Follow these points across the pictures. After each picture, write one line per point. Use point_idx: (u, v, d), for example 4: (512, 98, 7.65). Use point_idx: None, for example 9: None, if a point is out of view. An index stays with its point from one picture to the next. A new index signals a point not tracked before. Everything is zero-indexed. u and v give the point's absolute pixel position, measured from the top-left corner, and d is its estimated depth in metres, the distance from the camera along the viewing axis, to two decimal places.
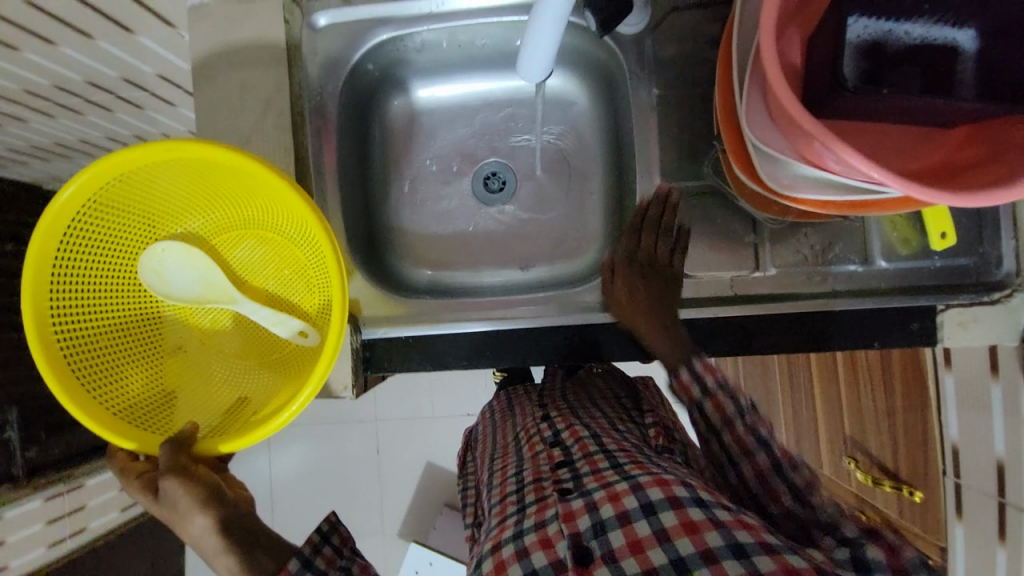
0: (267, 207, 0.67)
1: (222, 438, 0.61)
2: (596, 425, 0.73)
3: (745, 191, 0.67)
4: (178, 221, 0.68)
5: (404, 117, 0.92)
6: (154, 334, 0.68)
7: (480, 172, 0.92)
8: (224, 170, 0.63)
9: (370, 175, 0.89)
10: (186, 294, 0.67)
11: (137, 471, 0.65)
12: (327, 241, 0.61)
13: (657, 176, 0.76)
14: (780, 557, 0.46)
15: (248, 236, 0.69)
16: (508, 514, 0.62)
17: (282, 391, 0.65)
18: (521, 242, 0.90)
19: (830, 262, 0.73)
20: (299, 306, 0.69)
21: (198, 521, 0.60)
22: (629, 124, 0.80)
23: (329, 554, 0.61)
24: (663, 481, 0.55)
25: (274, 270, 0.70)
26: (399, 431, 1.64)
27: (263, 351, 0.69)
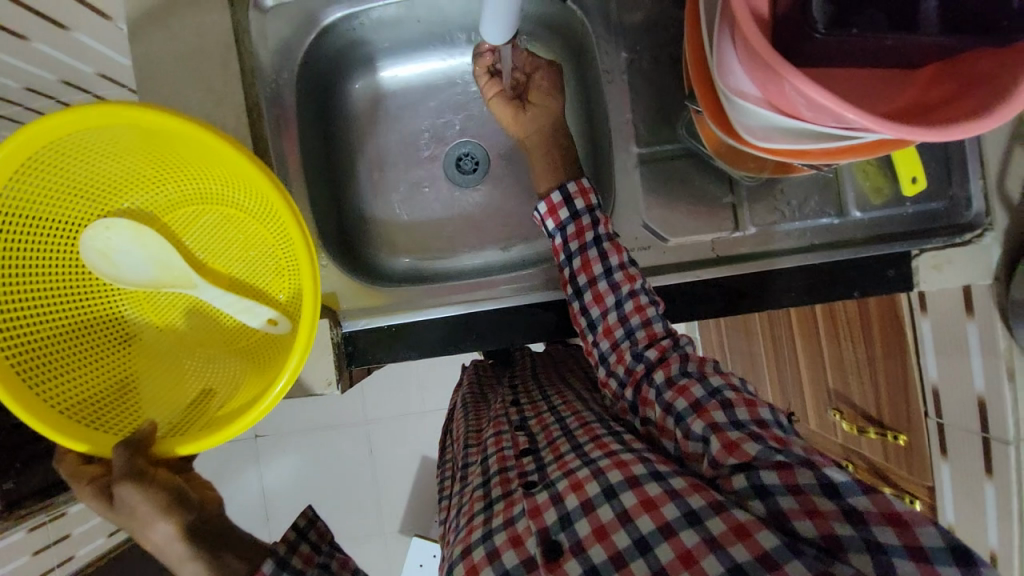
0: (223, 186, 0.65)
1: (182, 440, 0.59)
2: (561, 403, 0.74)
3: (721, 151, 0.67)
4: (123, 200, 0.64)
5: (367, 102, 0.88)
6: (105, 323, 0.65)
7: (452, 153, 0.89)
8: (176, 145, 0.60)
9: (336, 164, 0.85)
10: (139, 277, 0.65)
11: (90, 475, 0.60)
12: (296, 228, 0.59)
13: (632, 143, 0.74)
14: (730, 515, 0.49)
15: (202, 216, 0.67)
16: (474, 513, 0.61)
17: (249, 383, 0.64)
18: (498, 221, 0.88)
19: (808, 217, 0.73)
20: (264, 290, 0.67)
21: (159, 527, 0.56)
22: (599, 92, 0.78)
23: (306, 551, 0.59)
24: (623, 462, 0.56)
25: (235, 251, 0.67)
26: (392, 427, 1.62)
27: (228, 339, 0.67)
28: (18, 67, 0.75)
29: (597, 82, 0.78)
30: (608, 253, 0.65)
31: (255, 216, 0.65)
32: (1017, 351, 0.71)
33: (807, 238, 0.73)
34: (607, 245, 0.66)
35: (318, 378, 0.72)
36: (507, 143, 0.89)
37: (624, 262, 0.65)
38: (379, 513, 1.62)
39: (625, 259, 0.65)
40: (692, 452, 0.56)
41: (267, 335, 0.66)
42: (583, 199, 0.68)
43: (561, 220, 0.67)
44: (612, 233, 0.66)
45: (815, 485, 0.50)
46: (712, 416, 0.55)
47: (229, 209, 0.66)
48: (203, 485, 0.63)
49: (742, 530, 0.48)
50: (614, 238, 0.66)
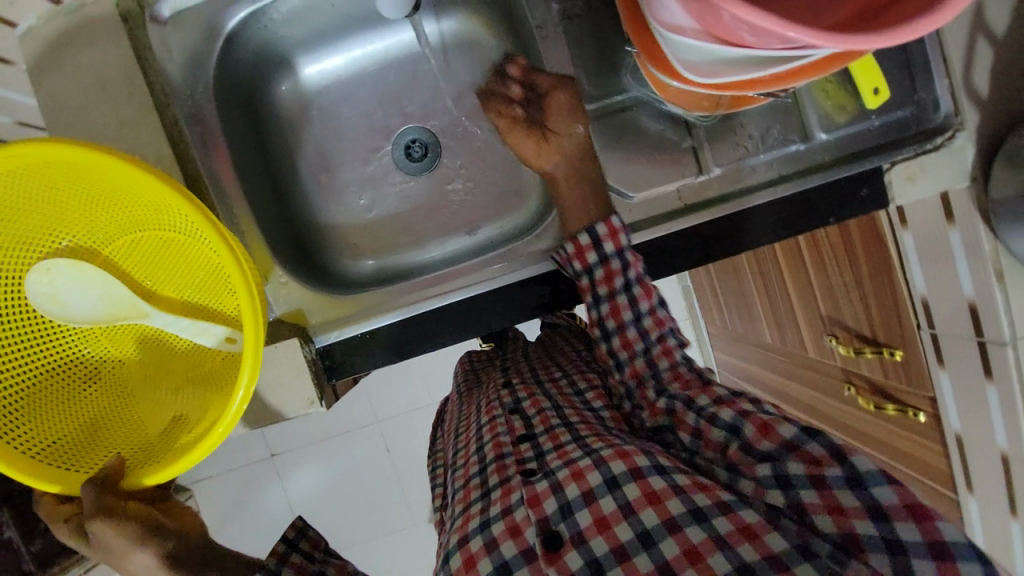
0: (158, 209, 0.60)
1: (149, 470, 0.57)
2: (553, 390, 0.74)
3: (671, 94, 0.62)
4: (56, 239, 0.60)
5: (299, 102, 0.83)
6: (57, 365, 0.61)
7: (399, 142, 0.85)
8: (95, 173, 0.56)
9: (279, 175, 0.81)
10: (88, 314, 0.61)
11: (64, 514, 0.60)
12: (230, 252, 0.56)
13: (580, 100, 0.70)
14: (735, 514, 0.50)
15: (143, 243, 0.63)
16: (471, 501, 0.61)
17: (213, 407, 0.61)
18: (458, 206, 0.84)
19: (774, 147, 0.70)
20: (219, 311, 0.64)
21: (137, 559, 0.56)
22: (537, 51, 0.73)
23: (297, 560, 0.62)
24: (625, 453, 0.56)
25: (185, 273, 0.64)
26: (402, 424, 1.63)
27: (193, 363, 0.65)
28: None
29: (533, 41, 0.73)
30: (637, 297, 0.64)
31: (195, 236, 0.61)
32: (1003, 253, 0.70)
33: (775, 171, 0.70)
34: (638, 289, 0.64)
35: (300, 399, 0.70)
36: (453, 122, 0.85)
37: (654, 307, 0.64)
38: (406, 508, 1.65)
39: (654, 301, 0.64)
40: (716, 440, 0.57)
41: (229, 355, 0.64)
42: (611, 242, 0.64)
43: (587, 262, 0.65)
44: (640, 274, 0.65)
45: (840, 475, 0.51)
46: (740, 406, 0.57)
47: (169, 232, 0.62)
48: (184, 513, 0.63)
49: (750, 531, 0.48)
50: (642, 278, 0.65)
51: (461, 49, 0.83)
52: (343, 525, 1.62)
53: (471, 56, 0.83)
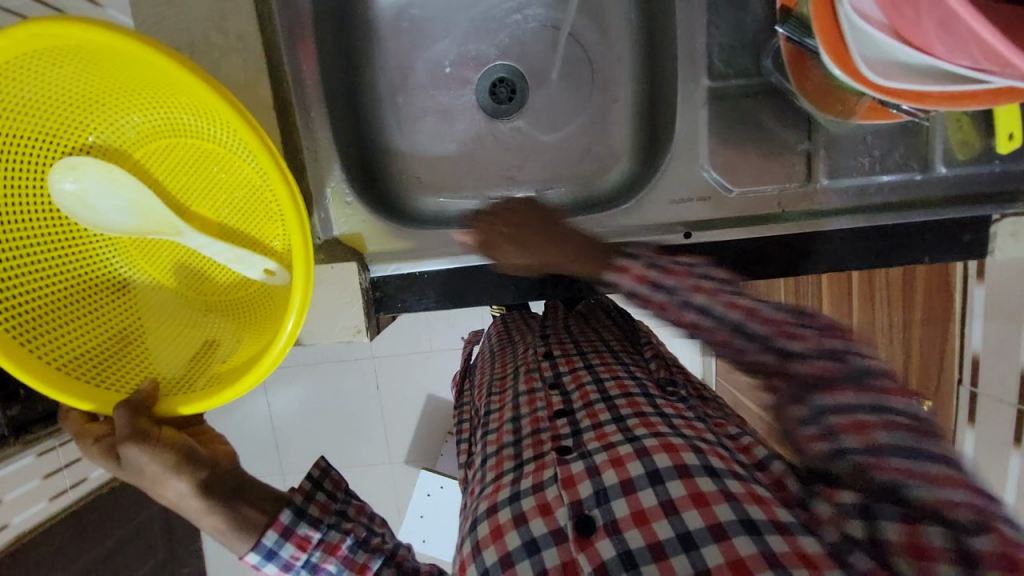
0: (196, 115, 0.55)
1: (184, 398, 0.56)
2: (599, 365, 0.69)
3: (806, 89, 0.60)
4: (89, 134, 0.56)
5: (390, 9, 0.76)
6: (86, 275, 0.58)
7: (487, 77, 0.78)
8: (121, 61, 0.50)
9: (356, 84, 0.74)
10: (118, 224, 0.57)
11: (94, 435, 0.57)
12: (276, 171, 0.53)
13: (704, 74, 0.65)
14: (793, 538, 0.44)
15: (178, 151, 0.58)
16: (503, 471, 0.59)
17: (252, 339, 0.59)
18: (535, 159, 0.79)
19: (887, 170, 0.66)
20: (258, 238, 0.60)
21: (172, 486, 0.54)
22: (667, 9, 0.67)
23: (322, 501, 0.59)
24: (671, 446, 0.52)
25: (224, 192, 0.59)
26: (398, 366, 1.62)
27: (223, 290, 0.62)
28: None
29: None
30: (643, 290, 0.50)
31: (238, 153, 0.57)
32: None
33: (878, 195, 0.67)
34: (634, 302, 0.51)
35: (347, 326, 0.67)
36: (549, 66, 0.78)
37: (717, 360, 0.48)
38: (386, 447, 1.65)
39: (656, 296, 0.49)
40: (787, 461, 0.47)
41: (264, 287, 0.61)
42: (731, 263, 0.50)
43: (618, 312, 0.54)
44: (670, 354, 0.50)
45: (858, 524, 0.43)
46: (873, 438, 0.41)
47: (208, 142, 0.57)
48: (212, 440, 0.60)
49: (807, 560, 0.42)
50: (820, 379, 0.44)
51: None
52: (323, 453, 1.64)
53: None
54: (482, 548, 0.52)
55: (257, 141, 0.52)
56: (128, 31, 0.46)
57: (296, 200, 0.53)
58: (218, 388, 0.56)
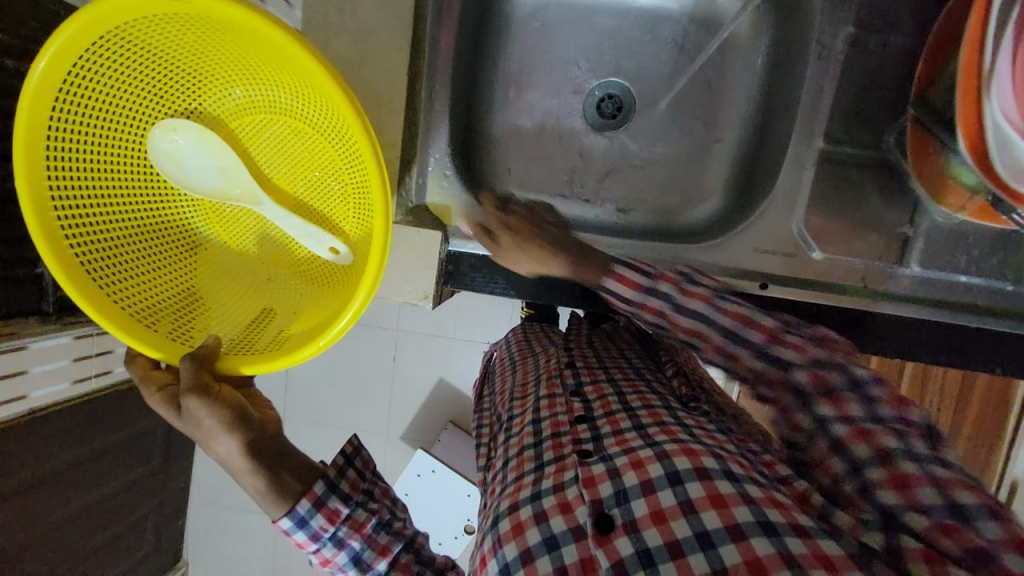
0: (293, 92, 0.59)
1: (251, 361, 0.58)
2: (622, 379, 0.69)
3: (921, 173, 0.61)
4: (193, 101, 0.61)
5: (525, 6, 0.78)
6: (169, 226, 0.63)
7: (597, 91, 0.80)
8: (231, 35, 0.54)
9: (477, 67, 0.77)
10: (204, 184, 0.62)
11: (159, 382, 0.59)
12: (367, 145, 0.53)
13: (819, 138, 0.66)
14: (813, 541, 0.43)
15: (267, 125, 0.62)
16: (525, 471, 0.57)
17: (311, 313, 0.61)
18: (625, 179, 0.80)
19: (981, 274, 0.65)
20: (329, 217, 0.64)
21: (222, 442, 0.56)
22: (796, 68, 0.68)
23: (352, 477, 0.59)
24: (691, 451, 0.51)
25: (304, 170, 0.63)
26: (418, 345, 1.64)
27: (294, 260, 0.65)
28: None
29: (801, 50, 0.67)
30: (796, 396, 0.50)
31: (323, 132, 0.60)
32: None
33: (961, 296, 0.66)
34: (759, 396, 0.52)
35: (414, 292, 0.68)
36: (661, 93, 0.79)
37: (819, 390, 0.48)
38: (387, 420, 1.67)
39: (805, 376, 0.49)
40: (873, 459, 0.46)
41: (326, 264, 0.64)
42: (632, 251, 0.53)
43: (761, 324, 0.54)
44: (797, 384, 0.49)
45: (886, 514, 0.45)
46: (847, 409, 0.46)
47: (298, 121, 0.61)
48: (261, 404, 0.62)
49: (826, 561, 0.41)
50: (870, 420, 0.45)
51: (708, 24, 0.77)
52: (326, 410, 1.66)
53: (712, 33, 0.77)
54: (503, 542, 0.51)
55: (350, 122, 0.54)
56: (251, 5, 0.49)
57: (383, 180, 0.54)
58: (276, 354, 0.58)
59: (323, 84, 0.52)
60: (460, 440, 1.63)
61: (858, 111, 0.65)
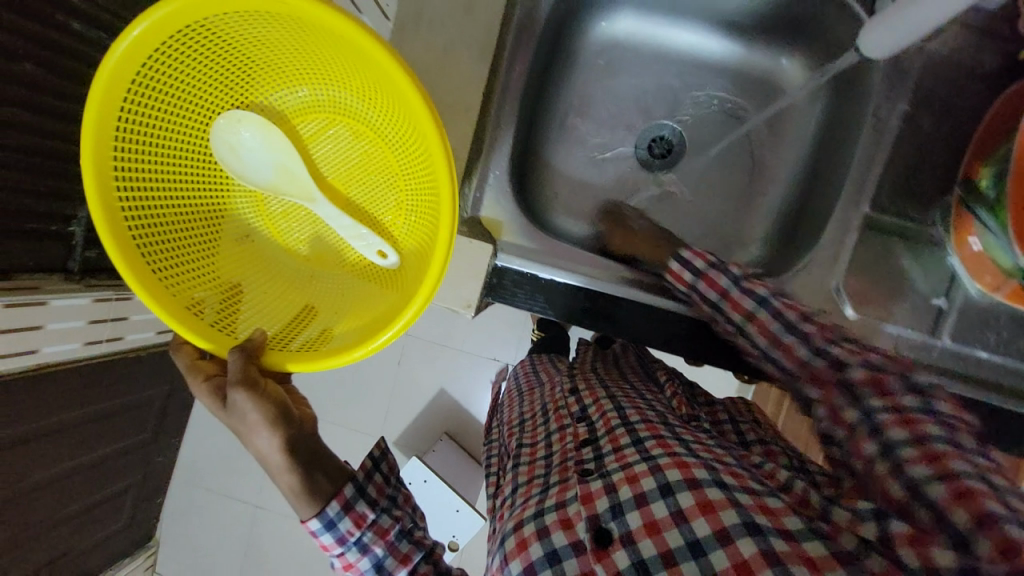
0: (362, 97, 0.62)
1: (293, 357, 0.59)
2: (622, 397, 0.67)
3: (962, 252, 0.63)
4: (257, 96, 0.64)
5: (596, 44, 0.82)
6: (219, 213, 0.65)
7: (649, 132, 0.84)
8: (307, 37, 0.57)
9: (543, 93, 0.81)
10: (260, 176, 0.64)
11: (206, 372, 0.62)
12: (440, 158, 0.54)
13: (865, 204, 0.68)
14: (797, 543, 0.43)
15: (327, 124, 0.65)
16: (532, 494, 0.58)
17: (355, 311, 0.63)
18: (669, 217, 0.83)
19: (1011, 355, 0.67)
20: (379, 220, 0.66)
21: (264, 438, 0.58)
22: (849, 135, 0.71)
23: (379, 482, 0.60)
24: (683, 463, 0.50)
25: (359, 172, 0.66)
26: (424, 352, 1.65)
27: (338, 256, 0.68)
28: None
29: (856, 120, 0.70)
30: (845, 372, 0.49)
31: (383, 137, 0.64)
32: None
33: (986, 373, 0.67)
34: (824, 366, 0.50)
35: (459, 298, 0.70)
36: (713, 142, 0.83)
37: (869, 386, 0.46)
38: (384, 421, 1.66)
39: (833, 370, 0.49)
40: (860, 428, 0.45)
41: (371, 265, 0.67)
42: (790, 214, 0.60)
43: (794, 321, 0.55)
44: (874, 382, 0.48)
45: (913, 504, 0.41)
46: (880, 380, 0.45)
47: (358, 123, 0.64)
48: (301, 402, 0.64)
49: (812, 562, 0.42)
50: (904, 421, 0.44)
51: (767, 84, 0.81)
52: (323, 405, 1.65)
53: (771, 97, 0.81)
54: (509, 559, 0.52)
55: (417, 133, 0.57)
56: (334, 6, 0.50)
57: (452, 196, 0.55)
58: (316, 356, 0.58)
59: (404, 92, 0.53)
60: (455, 452, 1.62)
61: (905, 184, 0.68)
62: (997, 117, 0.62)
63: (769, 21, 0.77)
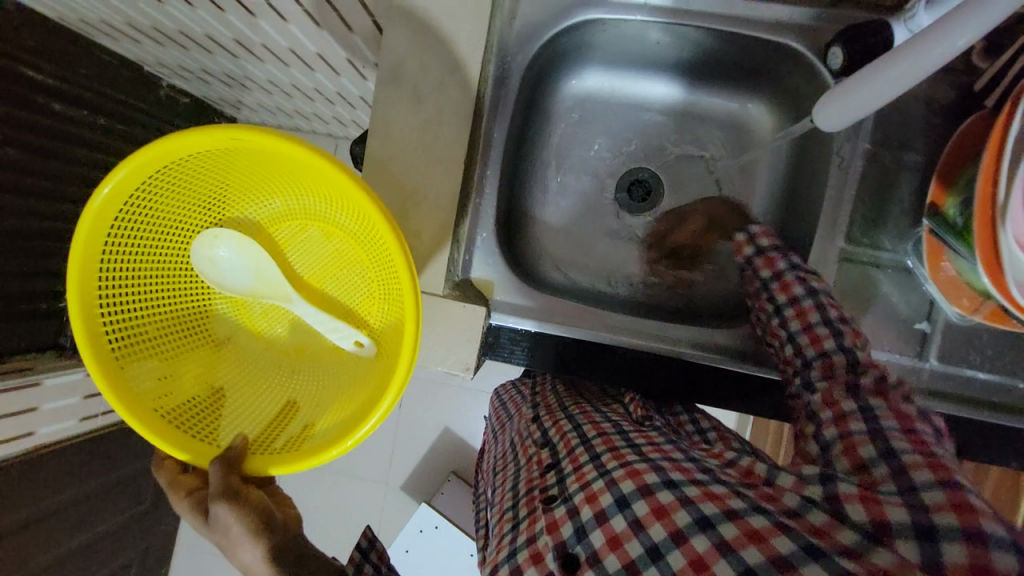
0: (329, 203, 0.63)
1: (275, 459, 0.57)
2: (578, 413, 0.69)
3: (937, 278, 0.66)
4: (232, 212, 0.65)
5: (570, 98, 0.85)
6: (202, 323, 0.66)
7: (627, 177, 0.86)
8: (270, 159, 0.58)
9: (523, 147, 0.83)
10: (238, 285, 0.65)
11: (187, 487, 0.62)
12: (404, 258, 0.55)
13: (840, 236, 0.71)
14: (744, 521, 0.43)
15: (299, 230, 0.66)
16: (504, 532, 0.59)
17: (338, 405, 0.62)
18: (656, 259, 0.85)
19: (997, 371, 0.69)
20: (356, 311, 0.66)
21: (247, 549, 0.58)
22: (819, 168, 0.74)
23: (367, 572, 0.61)
24: (635, 471, 0.51)
25: (335, 269, 0.67)
26: (425, 393, 1.63)
27: (319, 350, 0.67)
28: (295, 35, 0.80)
29: (824, 154, 0.73)
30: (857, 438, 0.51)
31: (353, 235, 0.64)
32: None
33: (976, 390, 0.69)
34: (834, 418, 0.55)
35: (455, 361, 0.71)
36: (689, 181, 0.86)
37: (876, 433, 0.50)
38: (389, 468, 1.63)
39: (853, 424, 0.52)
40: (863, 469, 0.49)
41: (348, 357, 0.66)
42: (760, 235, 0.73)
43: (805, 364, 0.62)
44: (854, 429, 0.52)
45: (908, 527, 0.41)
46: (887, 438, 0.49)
47: (329, 225, 0.65)
48: (285, 503, 0.65)
49: (756, 535, 0.42)
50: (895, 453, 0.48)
51: (735, 125, 0.84)
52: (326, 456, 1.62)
53: (742, 135, 0.85)
54: None
55: (383, 237, 0.57)
56: (303, 140, 0.52)
57: (416, 290, 0.55)
58: (297, 455, 0.56)
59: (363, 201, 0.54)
60: (464, 494, 1.59)
61: (877, 215, 0.71)
62: (958, 149, 0.65)
63: (729, 71, 0.80)
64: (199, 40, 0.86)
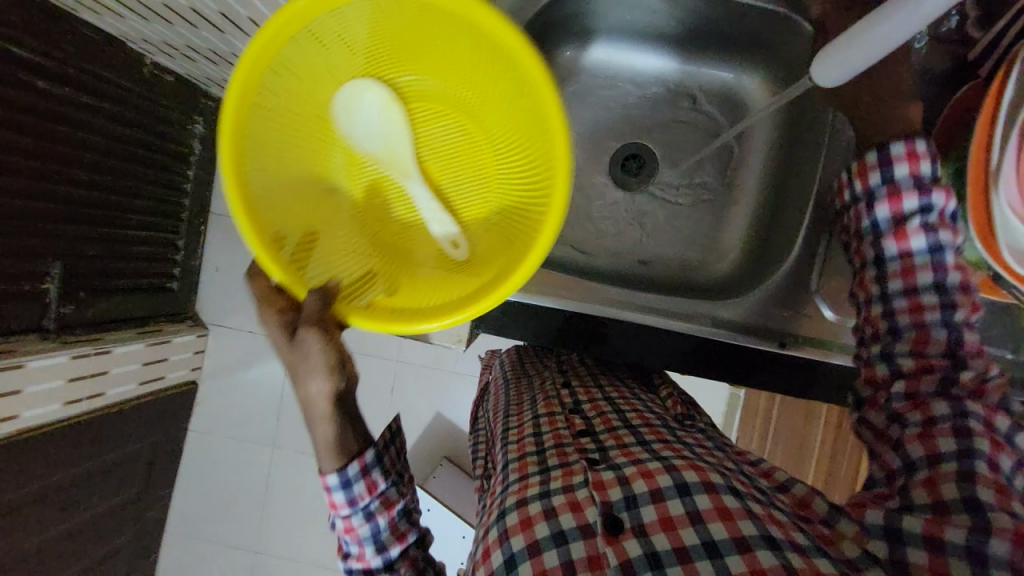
0: (478, 100, 0.62)
1: (366, 313, 0.55)
2: (619, 398, 0.69)
3: None
4: (395, 72, 0.62)
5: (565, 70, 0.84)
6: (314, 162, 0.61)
7: (621, 152, 0.85)
8: (477, 40, 0.54)
9: None
10: (364, 144, 0.62)
11: (276, 305, 0.55)
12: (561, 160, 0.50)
13: (831, 210, 0.71)
14: (812, 560, 0.44)
15: (437, 118, 0.64)
16: (528, 472, 0.57)
17: (438, 286, 0.60)
18: (651, 232, 0.85)
19: (984, 342, 0.70)
20: (461, 211, 0.65)
21: (315, 383, 0.53)
22: (811, 142, 0.74)
23: (392, 455, 0.58)
24: (698, 466, 0.52)
25: (454, 162, 0.65)
26: (418, 377, 1.62)
27: (404, 231, 0.65)
28: None
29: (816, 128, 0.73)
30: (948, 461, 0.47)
31: (492, 140, 0.63)
32: None
33: None
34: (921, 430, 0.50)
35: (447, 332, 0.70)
36: (682, 156, 0.85)
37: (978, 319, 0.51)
38: None
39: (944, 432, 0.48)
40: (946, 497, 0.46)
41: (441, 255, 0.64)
42: (886, 140, 0.56)
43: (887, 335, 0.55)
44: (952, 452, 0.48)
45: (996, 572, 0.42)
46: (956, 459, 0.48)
47: (467, 122, 0.64)
48: None
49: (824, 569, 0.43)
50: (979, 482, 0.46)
51: (732, 98, 0.84)
52: None
53: (736, 110, 0.84)
54: (510, 534, 0.50)
55: (531, 144, 0.57)
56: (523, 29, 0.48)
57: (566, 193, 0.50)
58: (386, 319, 0.55)
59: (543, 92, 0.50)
60: (456, 477, 1.59)
61: None
62: (950, 119, 0.65)
63: (721, 44, 0.80)
64: (183, 13, 0.85)
